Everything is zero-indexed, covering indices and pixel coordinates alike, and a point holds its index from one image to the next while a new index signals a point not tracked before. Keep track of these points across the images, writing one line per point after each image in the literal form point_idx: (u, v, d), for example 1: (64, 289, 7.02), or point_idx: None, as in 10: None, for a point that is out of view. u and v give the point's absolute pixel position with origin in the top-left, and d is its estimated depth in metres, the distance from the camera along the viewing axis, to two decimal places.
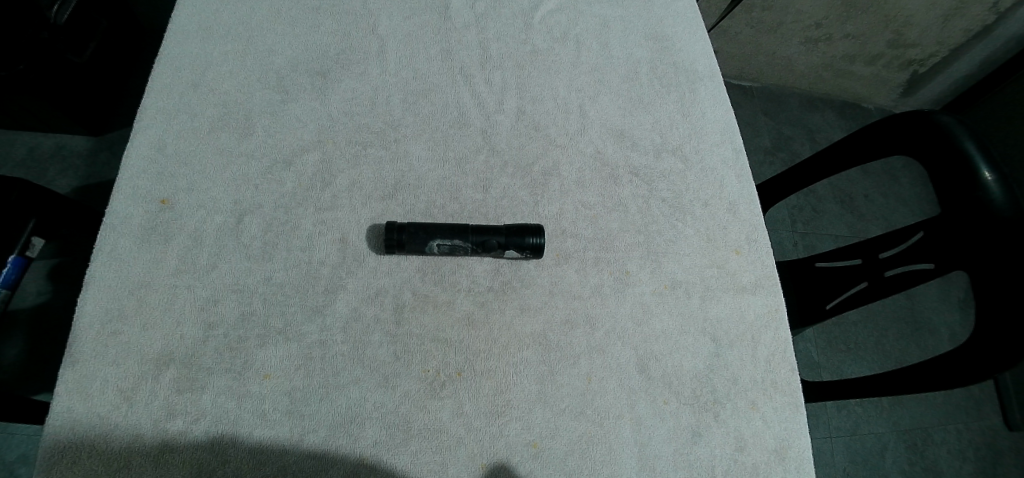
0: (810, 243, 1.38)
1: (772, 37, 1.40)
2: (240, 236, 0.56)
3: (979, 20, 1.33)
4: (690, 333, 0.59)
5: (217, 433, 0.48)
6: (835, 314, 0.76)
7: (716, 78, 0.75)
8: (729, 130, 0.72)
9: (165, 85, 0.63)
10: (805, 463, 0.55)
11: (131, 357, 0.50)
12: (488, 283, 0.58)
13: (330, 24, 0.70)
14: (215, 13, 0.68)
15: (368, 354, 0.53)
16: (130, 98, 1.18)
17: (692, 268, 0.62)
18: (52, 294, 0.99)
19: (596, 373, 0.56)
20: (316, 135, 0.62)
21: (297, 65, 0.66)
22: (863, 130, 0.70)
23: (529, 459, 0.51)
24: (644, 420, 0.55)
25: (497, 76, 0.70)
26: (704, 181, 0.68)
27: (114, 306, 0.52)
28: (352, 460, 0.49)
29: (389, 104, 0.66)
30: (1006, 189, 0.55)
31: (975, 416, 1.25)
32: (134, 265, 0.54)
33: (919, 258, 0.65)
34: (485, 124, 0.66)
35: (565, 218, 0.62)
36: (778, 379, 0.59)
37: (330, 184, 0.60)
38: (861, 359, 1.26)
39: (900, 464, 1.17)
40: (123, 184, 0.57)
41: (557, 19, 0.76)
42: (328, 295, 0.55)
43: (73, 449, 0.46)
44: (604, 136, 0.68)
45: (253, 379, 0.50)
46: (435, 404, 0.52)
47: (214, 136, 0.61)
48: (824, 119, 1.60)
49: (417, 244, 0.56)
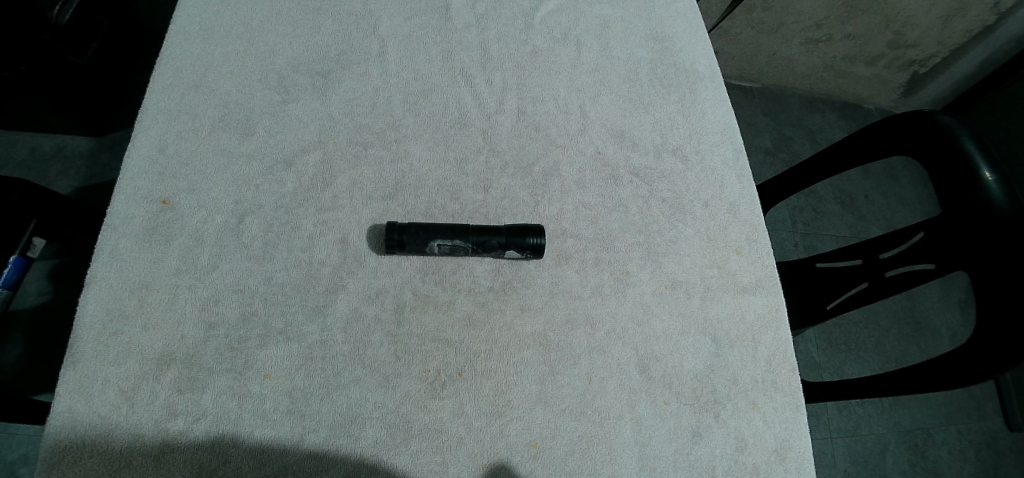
0: (810, 244, 1.38)
1: (773, 37, 1.40)
2: (241, 236, 0.56)
3: (979, 20, 1.33)
4: (690, 334, 0.59)
5: (218, 433, 0.48)
6: (835, 314, 0.76)
7: (716, 78, 0.75)
8: (729, 130, 0.72)
9: (166, 85, 0.63)
10: (805, 463, 0.55)
11: (132, 357, 0.50)
12: (489, 283, 0.58)
13: (331, 24, 0.70)
14: (216, 14, 0.68)
15: (368, 354, 0.53)
16: (131, 99, 1.19)
17: (693, 269, 0.62)
18: (53, 293, 1.00)
19: (596, 373, 0.56)
20: (316, 135, 0.63)
21: (298, 66, 0.67)
22: (863, 131, 0.70)
23: (529, 459, 0.51)
24: (644, 420, 0.55)
25: (497, 77, 0.70)
26: (705, 181, 0.68)
27: (115, 306, 0.52)
28: (353, 460, 0.49)
29: (389, 104, 0.66)
30: (1007, 189, 0.56)
31: (976, 417, 1.25)
32: (134, 265, 0.54)
33: (919, 258, 0.65)
34: (485, 124, 0.66)
35: (565, 218, 0.63)
36: (778, 379, 0.59)
37: (331, 184, 0.60)
38: (862, 360, 1.26)
39: (901, 465, 1.17)
40: (124, 184, 0.57)
41: (557, 20, 0.76)
42: (329, 296, 0.55)
43: (74, 449, 0.46)
44: (604, 136, 0.68)
45: (254, 379, 0.50)
46: (436, 404, 0.52)
47: (215, 136, 0.61)
48: (824, 120, 1.60)
49: (417, 245, 0.56)
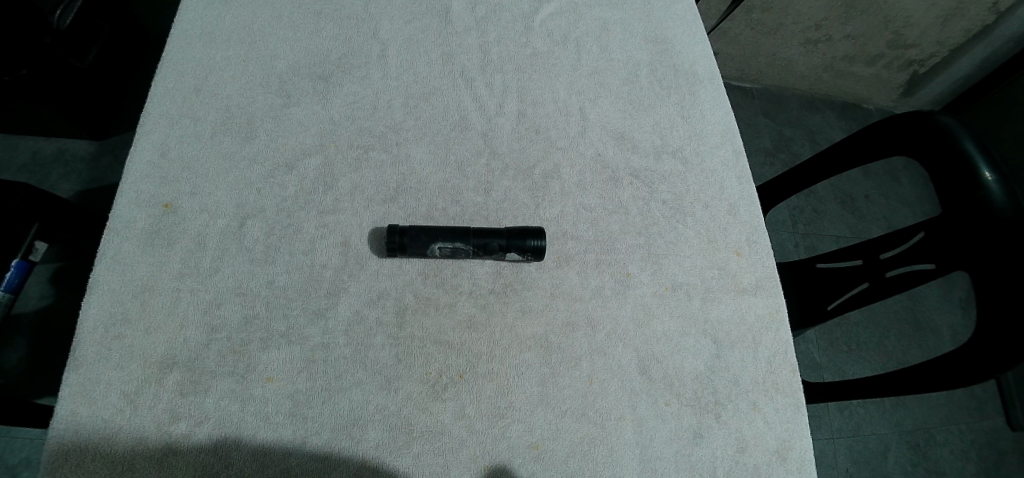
0: (811, 244, 1.38)
1: (773, 38, 1.40)
2: (242, 239, 0.56)
3: (979, 20, 1.33)
4: (690, 335, 0.59)
5: (220, 436, 0.48)
6: (836, 315, 0.76)
7: (715, 80, 0.75)
8: (729, 131, 0.72)
9: (168, 89, 0.63)
10: (805, 462, 0.55)
11: (135, 360, 0.50)
12: (490, 285, 0.58)
13: (331, 27, 0.71)
14: (217, 18, 0.69)
15: (370, 356, 0.53)
16: (132, 102, 1.19)
17: (693, 270, 0.62)
18: (55, 297, 1.00)
19: (597, 374, 0.56)
20: (317, 139, 0.63)
21: (299, 70, 0.67)
22: (863, 131, 0.70)
23: (530, 460, 0.51)
24: (645, 421, 0.55)
25: (498, 80, 0.70)
26: (705, 183, 0.68)
27: (118, 309, 0.52)
28: (355, 462, 0.49)
29: (390, 107, 0.66)
30: (1007, 189, 0.56)
31: (977, 417, 1.25)
32: (137, 269, 0.54)
33: (919, 258, 0.65)
34: (486, 127, 0.67)
35: (566, 220, 0.63)
36: (779, 380, 0.59)
37: (332, 188, 0.60)
38: (863, 360, 1.26)
39: (902, 465, 1.17)
40: (126, 188, 0.57)
41: (557, 23, 0.76)
42: (330, 298, 0.55)
43: (76, 452, 0.46)
44: (604, 138, 0.69)
45: (256, 382, 0.51)
46: (438, 406, 0.52)
47: (217, 140, 0.61)
48: (824, 120, 1.61)
49: (418, 247, 0.56)
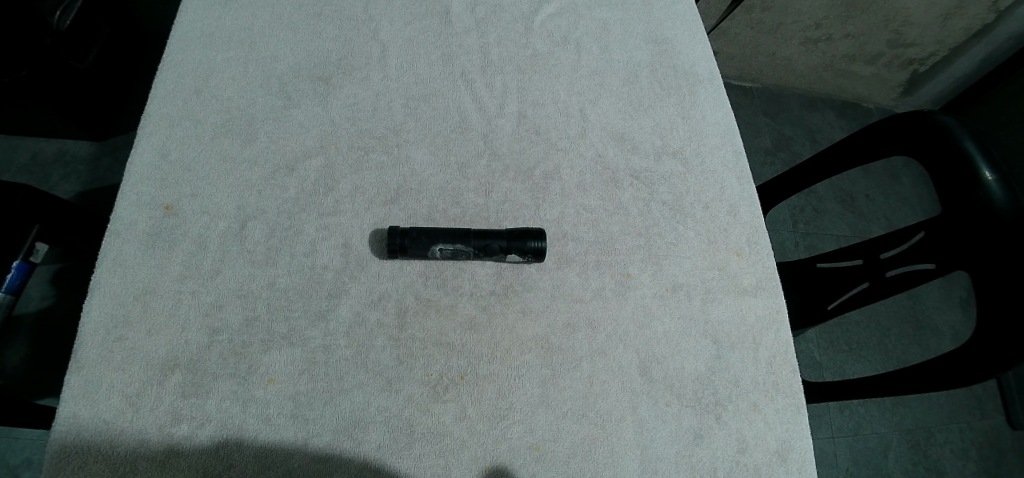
0: (810, 244, 1.38)
1: (773, 37, 1.40)
2: (243, 241, 0.56)
3: (978, 19, 1.33)
4: (690, 335, 0.59)
5: (223, 437, 0.48)
6: (836, 314, 0.76)
7: (715, 80, 0.75)
8: (729, 131, 0.72)
9: (169, 91, 0.63)
10: (806, 462, 0.56)
11: (137, 363, 0.50)
12: (490, 287, 0.58)
13: (331, 29, 0.70)
14: (217, 20, 0.69)
15: (371, 358, 0.53)
16: (132, 104, 1.19)
17: (693, 271, 0.63)
18: (56, 297, 1.00)
19: (597, 375, 0.56)
20: (318, 141, 0.63)
21: (299, 72, 0.67)
22: (863, 131, 0.70)
23: (531, 461, 0.51)
24: (645, 422, 0.55)
25: (498, 81, 0.70)
26: (705, 183, 0.68)
27: (120, 312, 0.52)
28: (357, 463, 0.49)
29: (390, 108, 0.66)
30: (1007, 188, 0.56)
31: (977, 415, 1.25)
32: (140, 271, 0.54)
33: (920, 258, 0.65)
34: (486, 128, 0.67)
35: (566, 221, 0.63)
36: (779, 381, 0.59)
37: (333, 190, 0.60)
38: (863, 359, 1.26)
39: (903, 464, 1.17)
40: (127, 191, 0.57)
41: (558, 24, 0.76)
42: (331, 300, 0.55)
43: (78, 454, 0.46)
44: (604, 138, 0.69)
45: (258, 384, 0.51)
46: (439, 407, 0.52)
47: (217, 143, 0.61)
48: (824, 119, 1.61)
49: (418, 249, 0.56)
